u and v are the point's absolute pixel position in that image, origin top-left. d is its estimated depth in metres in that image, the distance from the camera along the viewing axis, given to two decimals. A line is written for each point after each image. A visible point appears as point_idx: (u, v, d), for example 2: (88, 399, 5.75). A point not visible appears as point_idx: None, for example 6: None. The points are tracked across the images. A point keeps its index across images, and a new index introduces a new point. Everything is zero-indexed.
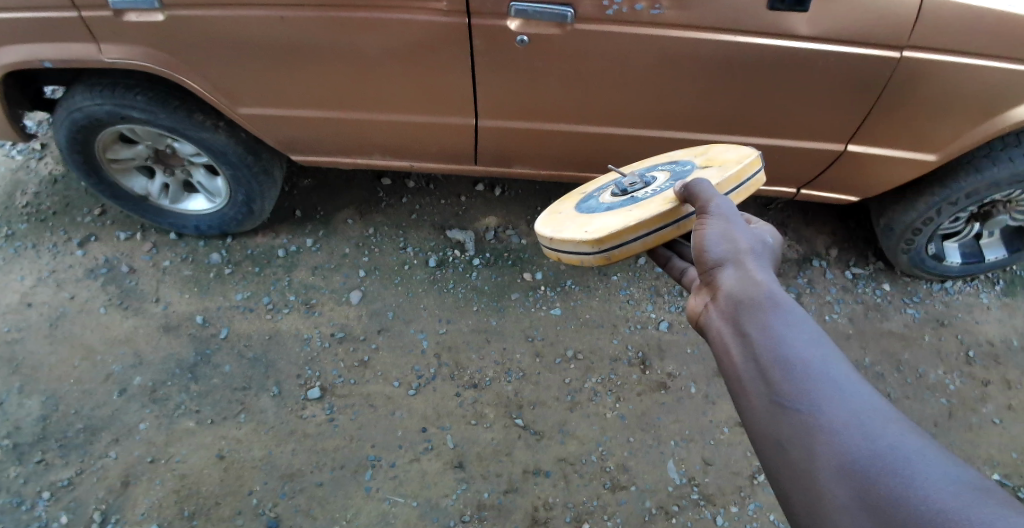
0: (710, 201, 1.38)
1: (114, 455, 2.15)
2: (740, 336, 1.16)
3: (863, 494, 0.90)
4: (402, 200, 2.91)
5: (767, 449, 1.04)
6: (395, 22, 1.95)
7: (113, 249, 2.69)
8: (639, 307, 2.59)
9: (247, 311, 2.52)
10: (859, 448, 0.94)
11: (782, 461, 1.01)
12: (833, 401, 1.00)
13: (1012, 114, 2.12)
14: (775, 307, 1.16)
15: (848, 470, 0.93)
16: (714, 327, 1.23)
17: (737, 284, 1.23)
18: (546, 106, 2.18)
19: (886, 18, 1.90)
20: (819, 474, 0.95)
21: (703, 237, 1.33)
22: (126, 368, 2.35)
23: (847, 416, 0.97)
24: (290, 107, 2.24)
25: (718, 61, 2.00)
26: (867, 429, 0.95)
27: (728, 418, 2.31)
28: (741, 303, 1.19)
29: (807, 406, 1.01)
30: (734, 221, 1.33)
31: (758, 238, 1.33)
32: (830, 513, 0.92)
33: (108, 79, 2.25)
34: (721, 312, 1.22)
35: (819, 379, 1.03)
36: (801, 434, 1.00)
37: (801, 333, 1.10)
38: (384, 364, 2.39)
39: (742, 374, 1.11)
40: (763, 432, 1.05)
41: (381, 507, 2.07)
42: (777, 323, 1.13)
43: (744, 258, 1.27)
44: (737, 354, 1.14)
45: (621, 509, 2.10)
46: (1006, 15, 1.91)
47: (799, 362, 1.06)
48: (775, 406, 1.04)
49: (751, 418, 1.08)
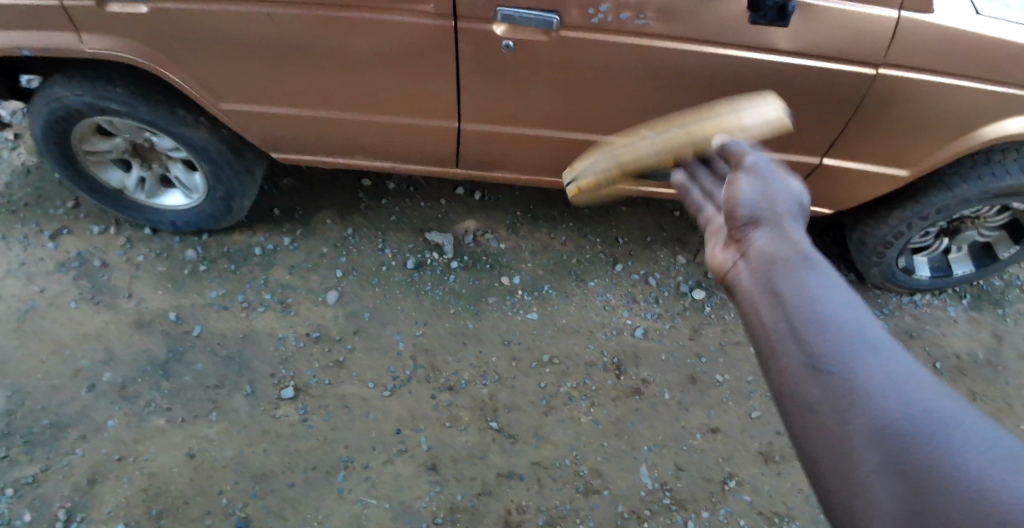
0: (744, 158, 1.30)
1: (81, 452, 2.11)
2: (766, 290, 1.04)
3: (899, 459, 0.80)
4: (383, 202, 2.90)
5: (790, 411, 0.93)
6: (382, 24, 1.95)
7: (86, 243, 2.65)
8: (616, 313, 2.61)
9: (221, 309, 2.49)
10: (899, 412, 0.83)
11: (808, 427, 0.90)
12: (870, 359, 0.89)
13: (983, 134, 2.17)
14: (811, 262, 1.05)
15: (885, 439, 0.82)
16: (737, 280, 1.13)
17: (765, 237, 1.13)
18: (530, 112, 2.19)
19: (865, 37, 1.94)
20: (850, 438, 0.84)
21: (735, 191, 1.23)
22: (97, 364, 2.31)
23: (887, 380, 0.86)
24: (273, 105, 2.23)
25: (701, 74, 2.03)
26: (909, 391, 0.84)
27: (701, 425, 2.34)
28: (769, 254, 1.09)
29: (841, 366, 0.89)
30: (771, 181, 1.23)
31: (791, 192, 1.23)
32: (862, 485, 0.82)
33: (88, 70, 2.22)
34: (747, 265, 1.12)
35: (857, 337, 0.91)
36: (831, 395, 0.88)
37: (835, 288, 0.99)
38: (360, 366, 2.38)
39: (767, 331, 1.00)
40: (788, 394, 0.93)
41: (354, 508, 2.06)
42: (808, 276, 1.02)
43: (779, 216, 1.16)
44: (762, 308, 1.03)
45: (593, 513, 2.11)
46: (980, 37, 1.96)
47: (833, 319, 0.94)
48: (804, 365, 0.92)
49: (774, 377, 0.97)
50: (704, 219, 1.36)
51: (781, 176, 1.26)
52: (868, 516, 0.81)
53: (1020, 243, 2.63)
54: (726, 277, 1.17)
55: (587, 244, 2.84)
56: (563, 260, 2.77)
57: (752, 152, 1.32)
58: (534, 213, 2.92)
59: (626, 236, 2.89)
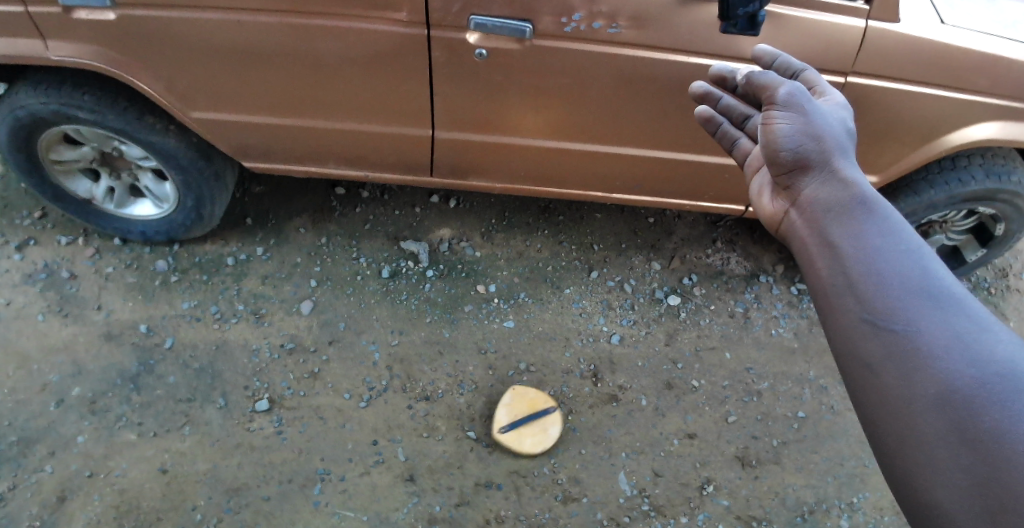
0: (779, 90, 1.38)
1: (49, 469, 2.06)
2: (829, 249, 1.19)
3: (958, 421, 0.93)
4: (356, 210, 2.88)
5: (853, 371, 1.09)
6: (353, 31, 1.94)
7: (53, 254, 2.59)
8: (591, 319, 2.62)
9: (193, 320, 2.45)
10: (959, 374, 0.96)
11: (872, 382, 1.05)
12: (930, 322, 1.02)
13: (950, 140, 2.22)
14: (866, 216, 1.19)
15: (947, 398, 0.95)
16: (802, 236, 1.28)
17: (822, 189, 1.27)
18: (504, 119, 2.19)
19: (833, 45, 1.97)
20: (913, 402, 0.98)
21: (775, 132, 1.34)
22: (65, 378, 2.26)
23: (948, 338, 1.00)
24: (244, 113, 2.20)
25: (674, 82, 2.05)
26: (966, 352, 0.98)
27: (678, 430, 2.35)
28: (831, 209, 1.23)
29: (902, 326, 1.04)
30: (807, 112, 1.34)
31: (834, 125, 1.35)
32: (922, 439, 0.96)
33: (54, 77, 2.17)
34: (809, 221, 1.27)
35: (917, 298, 1.05)
36: (893, 355, 1.03)
37: (895, 243, 1.13)
38: (334, 376, 2.36)
39: (830, 288, 1.15)
40: (853, 351, 1.08)
41: (330, 521, 2.03)
42: (870, 234, 1.16)
43: (825, 157, 1.29)
44: (826, 268, 1.18)
45: (572, 521, 2.10)
46: (945, 47, 2.00)
47: (894, 279, 1.08)
48: (867, 323, 1.07)
49: (838, 331, 1.12)
50: (739, 150, 1.62)
51: (816, 103, 1.36)
52: (924, 479, 0.95)
53: (986, 246, 2.69)
54: (791, 231, 1.33)
55: (562, 251, 2.84)
56: (539, 268, 2.77)
57: (783, 80, 1.41)
58: (510, 220, 2.92)
59: (602, 242, 2.90)
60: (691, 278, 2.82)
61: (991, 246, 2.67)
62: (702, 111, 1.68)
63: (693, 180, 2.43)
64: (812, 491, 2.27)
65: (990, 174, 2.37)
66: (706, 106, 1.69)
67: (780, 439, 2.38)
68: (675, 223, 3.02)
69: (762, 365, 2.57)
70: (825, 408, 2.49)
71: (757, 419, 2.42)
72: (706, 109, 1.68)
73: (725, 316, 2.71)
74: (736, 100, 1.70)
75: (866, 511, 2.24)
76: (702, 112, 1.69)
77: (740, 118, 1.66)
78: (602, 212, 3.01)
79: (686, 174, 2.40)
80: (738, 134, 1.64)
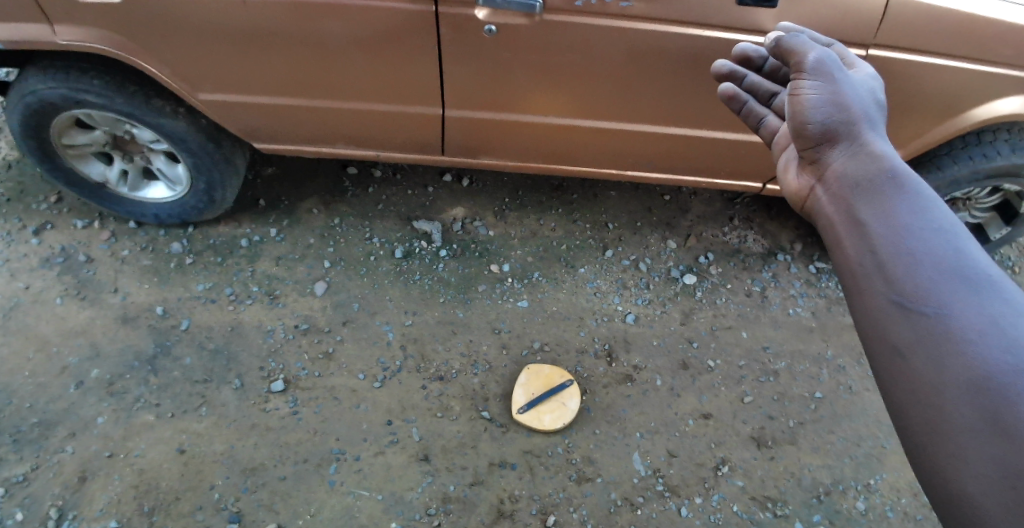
0: (806, 57, 1.34)
1: (70, 450, 2.09)
2: (857, 228, 1.16)
3: (992, 411, 0.91)
4: (369, 190, 2.87)
5: (881, 355, 1.06)
6: (360, 9, 1.91)
7: (70, 238, 2.61)
8: (606, 299, 2.59)
9: (208, 302, 2.46)
10: (992, 360, 0.94)
11: (898, 367, 1.03)
12: (964, 305, 1.00)
13: (974, 114, 2.17)
14: (896, 192, 1.16)
15: (979, 386, 0.93)
16: (828, 214, 1.25)
17: (851, 164, 1.24)
18: (514, 96, 2.16)
19: (854, 16, 1.91)
20: (943, 390, 0.96)
21: (803, 103, 1.31)
22: (83, 361, 2.28)
23: (982, 323, 0.97)
24: (252, 94, 2.19)
25: (689, 55, 2.01)
26: (1000, 337, 0.95)
27: (693, 410, 2.33)
28: (860, 185, 1.20)
29: (934, 309, 1.01)
30: (835, 81, 1.31)
31: (862, 97, 1.32)
32: (952, 429, 0.94)
33: (63, 61, 2.17)
34: (836, 198, 1.24)
35: (950, 281, 1.02)
36: (924, 340, 1.00)
37: (927, 221, 1.10)
38: (348, 356, 2.36)
39: (858, 269, 1.13)
40: (880, 334, 1.06)
41: (345, 501, 2.05)
42: (902, 212, 1.12)
43: (853, 130, 1.27)
44: (853, 248, 1.15)
45: (586, 500, 2.10)
46: (971, 17, 1.93)
47: (926, 261, 1.05)
48: (896, 306, 1.05)
49: (864, 313, 1.10)
50: (768, 127, 1.60)
51: (844, 72, 1.33)
52: (953, 470, 0.93)
53: (1011, 224, 2.63)
54: (814, 207, 1.31)
55: (576, 230, 2.82)
56: (552, 247, 2.75)
57: (812, 44, 1.37)
58: (523, 199, 2.90)
59: (616, 221, 2.87)
60: (707, 257, 2.78)
61: (1016, 223, 2.61)
62: (727, 88, 1.64)
63: (707, 156, 2.39)
64: (828, 471, 2.25)
65: (1015, 149, 2.32)
66: (730, 83, 1.65)
67: (796, 420, 2.36)
68: (691, 201, 2.98)
69: (779, 345, 2.54)
70: (842, 389, 2.45)
71: (774, 400, 2.40)
72: (731, 86, 1.64)
73: (741, 296, 2.67)
74: (760, 78, 1.67)
75: (884, 492, 2.22)
76: (726, 90, 1.64)
77: (766, 96, 1.64)
78: (616, 190, 2.98)
79: (701, 151, 2.36)
80: (764, 112, 1.61)
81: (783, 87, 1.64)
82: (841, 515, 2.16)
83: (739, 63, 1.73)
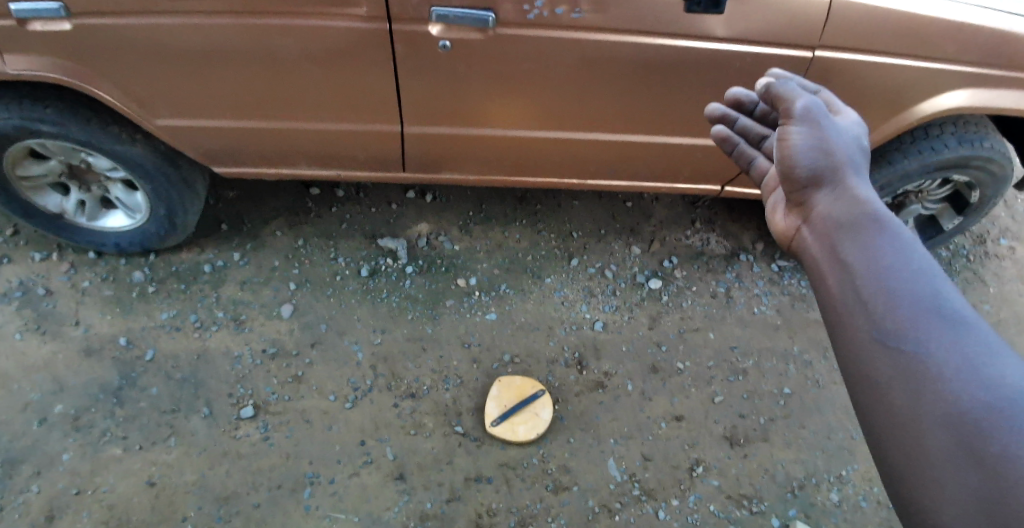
0: (795, 104, 1.37)
1: (35, 489, 2.03)
2: (840, 266, 1.19)
3: (968, 444, 0.93)
4: (332, 209, 2.86)
5: (862, 390, 1.09)
6: (315, 29, 1.91)
7: (28, 271, 2.55)
8: (574, 308, 2.61)
9: (173, 330, 2.43)
10: (969, 395, 0.95)
11: (880, 401, 1.05)
12: (942, 343, 1.01)
13: (921, 109, 2.24)
14: (877, 233, 1.19)
15: (956, 420, 0.95)
16: (812, 253, 1.28)
17: (834, 206, 1.27)
18: (475, 110, 2.17)
19: (800, 20, 1.96)
20: (921, 424, 0.98)
21: (790, 148, 1.35)
22: (46, 396, 2.23)
23: (959, 360, 0.99)
24: (208, 117, 2.17)
25: (643, 63, 2.04)
26: (976, 373, 0.97)
27: (665, 413, 2.35)
28: (842, 226, 1.24)
29: (912, 346, 1.03)
30: (823, 127, 1.34)
31: (848, 140, 1.35)
32: (933, 462, 0.96)
33: (13, 91, 2.13)
34: (819, 238, 1.27)
35: (927, 319, 1.04)
36: (902, 374, 1.02)
37: (906, 260, 1.12)
38: (318, 378, 2.34)
39: (840, 305, 1.15)
40: (863, 370, 1.08)
41: (321, 524, 2.02)
42: (882, 251, 1.15)
43: (837, 174, 1.30)
44: (836, 286, 1.18)
45: (564, 509, 2.11)
46: (911, 15, 1.99)
47: (905, 299, 1.08)
48: (878, 343, 1.07)
49: (848, 351, 1.12)
50: (757, 169, 1.65)
51: (831, 118, 1.36)
52: (931, 500, 0.95)
53: (962, 213, 2.71)
54: (798, 244, 1.34)
55: (541, 240, 2.84)
56: (518, 258, 2.76)
57: (800, 92, 1.40)
58: (487, 212, 2.91)
59: (580, 229, 2.89)
60: (672, 261, 2.82)
61: (967, 213, 2.70)
62: (720, 131, 1.67)
63: (668, 162, 2.43)
64: (801, 466, 2.28)
65: (962, 142, 2.40)
66: (724, 126, 1.68)
67: (767, 417, 2.39)
68: (653, 206, 3.02)
69: (747, 343, 2.58)
70: (810, 383, 2.50)
71: (743, 398, 2.43)
72: (724, 129, 1.67)
73: (707, 297, 2.71)
74: (752, 120, 1.72)
75: (856, 482, 2.26)
76: (719, 133, 1.67)
77: (756, 139, 1.68)
78: (579, 199, 3.01)
79: (661, 156, 2.40)
80: (754, 154, 1.66)
81: (773, 131, 1.68)
82: (816, 509, 2.19)
83: (732, 106, 1.75)
